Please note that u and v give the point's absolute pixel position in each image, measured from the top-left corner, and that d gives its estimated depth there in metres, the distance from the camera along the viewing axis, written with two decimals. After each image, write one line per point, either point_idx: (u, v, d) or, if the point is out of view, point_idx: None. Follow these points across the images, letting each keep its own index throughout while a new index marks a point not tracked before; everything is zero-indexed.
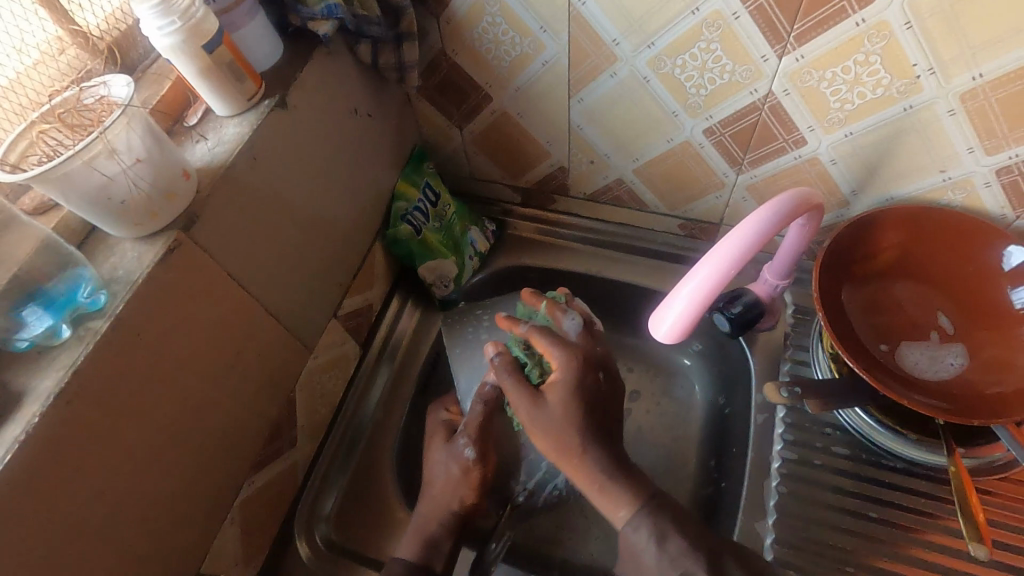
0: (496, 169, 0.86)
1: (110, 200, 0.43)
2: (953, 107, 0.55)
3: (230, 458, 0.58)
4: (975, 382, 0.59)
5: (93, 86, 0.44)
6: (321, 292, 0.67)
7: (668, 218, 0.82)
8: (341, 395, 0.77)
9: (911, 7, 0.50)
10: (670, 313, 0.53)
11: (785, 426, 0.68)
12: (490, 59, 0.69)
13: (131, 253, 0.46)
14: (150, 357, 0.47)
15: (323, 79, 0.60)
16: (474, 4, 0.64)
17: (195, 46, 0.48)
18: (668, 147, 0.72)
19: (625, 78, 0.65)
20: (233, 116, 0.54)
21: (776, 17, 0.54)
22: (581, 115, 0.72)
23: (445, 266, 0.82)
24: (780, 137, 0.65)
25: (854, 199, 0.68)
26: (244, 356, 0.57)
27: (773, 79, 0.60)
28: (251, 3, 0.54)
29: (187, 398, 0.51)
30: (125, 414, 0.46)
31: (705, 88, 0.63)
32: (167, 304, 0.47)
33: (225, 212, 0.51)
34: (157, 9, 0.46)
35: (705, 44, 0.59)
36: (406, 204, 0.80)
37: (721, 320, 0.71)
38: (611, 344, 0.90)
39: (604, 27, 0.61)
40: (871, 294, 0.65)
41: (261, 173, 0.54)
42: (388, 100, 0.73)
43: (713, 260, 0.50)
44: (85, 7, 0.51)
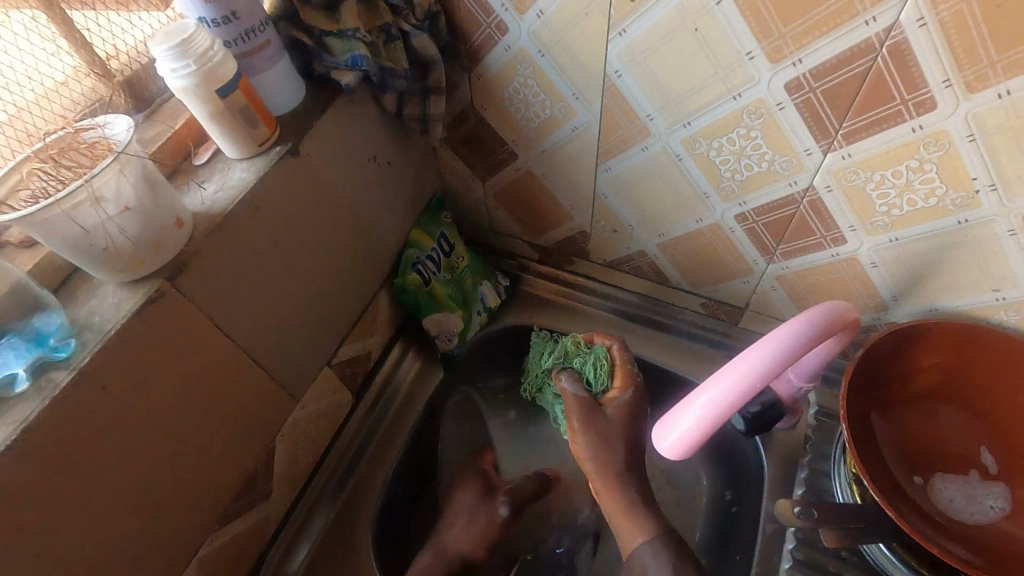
0: (515, 225, 0.83)
1: (91, 246, 0.41)
2: (1014, 228, 0.50)
3: (192, 516, 0.54)
4: (1015, 535, 0.52)
5: (91, 127, 0.42)
6: (317, 342, 0.65)
7: (690, 296, 0.78)
8: (326, 444, 0.74)
9: (976, 120, 0.45)
10: (666, 430, 0.50)
11: (795, 542, 0.63)
12: (519, 118, 0.67)
13: (112, 297, 0.44)
14: (112, 413, 0.43)
15: (341, 128, 0.58)
16: (506, 64, 0.61)
17: (209, 90, 0.47)
18: (695, 228, 0.68)
19: (656, 153, 0.62)
20: (241, 159, 0.52)
21: (825, 113, 0.50)
22: (608, 184, 0.69)
23: (451, 321, 0.79)
24: (818, 233, 0.61)
25: (894, 306, 0.63)
26: (224, 409, 0.54)
27: (815, 174, 0.55)
28: (275, 48, 0.52)
29: (153, 454, 0.48)
30: (76, 473, 0.42)
31: (741, 173, 0.59)
32: (137, 356, 0.44)
33: (216, 262, 0.49)
34: (173, 52, 0.45)
35: (745, 130, 0.55)
36: (418, 252, 0.77)
37: (735, 417, 0.66)
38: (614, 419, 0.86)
39: (639, 101, 0.58)
40: (906, 417, 0.59)
41: (262, 221, 0.52)
42: (409, 149, 0.71)
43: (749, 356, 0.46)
44: (106, 38, 0.50)
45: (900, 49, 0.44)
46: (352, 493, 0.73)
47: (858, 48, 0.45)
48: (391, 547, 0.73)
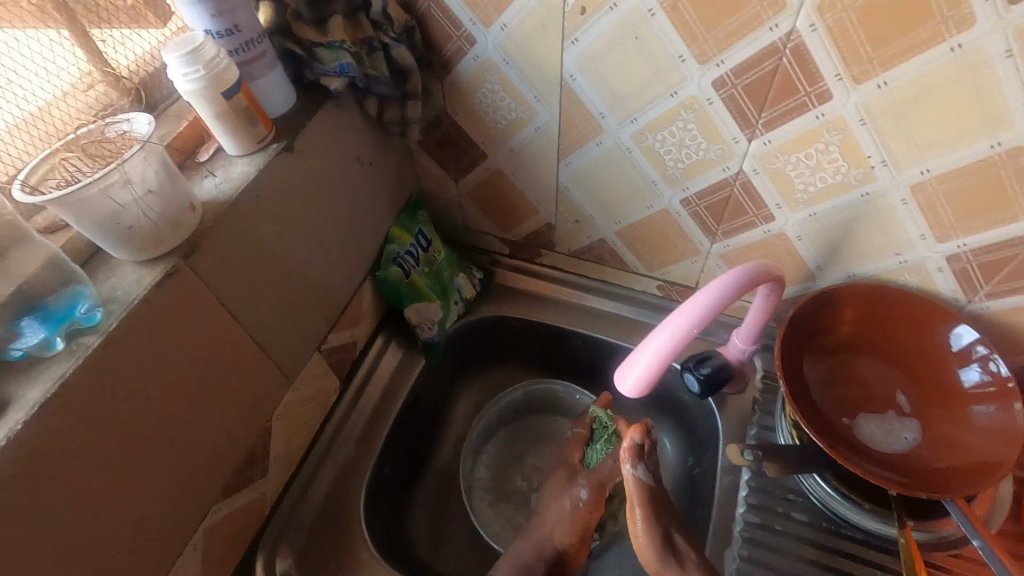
0: (487, 222, 0.91)
1: (118, 225, 0.46)
2: (905, 197, 0.60)
3: (199, 485, 0.58)
4: (926, 458, 0.61)
5: (117, 122, 0.48)
6: (309, 327, 0.70)
7: (647, 279, 0.86)
8: (317, 428, 0.79)
9: (864, 107, 0.55)
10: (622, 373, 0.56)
11: (749, 489, 0.71)
12: (487, 120, 0.75)
13: (131, 274, 0.49)
14: (134, 377, 0.48)
15: (330, 129, 0.65)
16: (475, 72, 0.69)
17: (215, 92, 0.53)
18: (647, 214, 0.77)
19: (609, 148, 0.71)
20: (242, 155, 0.58)
21: (746, 105, 0.60)
22: (569, 178, 0.77)
23: (431, 310, 0.85)
24: (750, 212, 0.70)
25: (819, 274, 0.73)
26: (228, 382, 0.59)
27: (743, 159, 0.65)
28: (271, 57, 0.58)
29: (167, 420, 0.53)
30: (103, 431, 0.47)
31: (683, 162, 0.68)
32: (157, 327, 0.49)
33: (223, 245, 0.54)
34: (184, 59, 0.51)
35: (683, 123, 0.64)
36: (398, 248, 0.83)
37: (690, 380, 0.74)
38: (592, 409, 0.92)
39: (592, 101, 0.67)
40: (834, 368, 0.68)
41: (262, 210, 0.58)
42: (389, 151, 0.78)
43: (710, 291, 0.53)
44: (119, 50, 0.56)
45: (800, 50, 0.54)
46: (343, 474, 0.77)
47: (767, 49, 0.55)
48: (382, 522, 0.78)
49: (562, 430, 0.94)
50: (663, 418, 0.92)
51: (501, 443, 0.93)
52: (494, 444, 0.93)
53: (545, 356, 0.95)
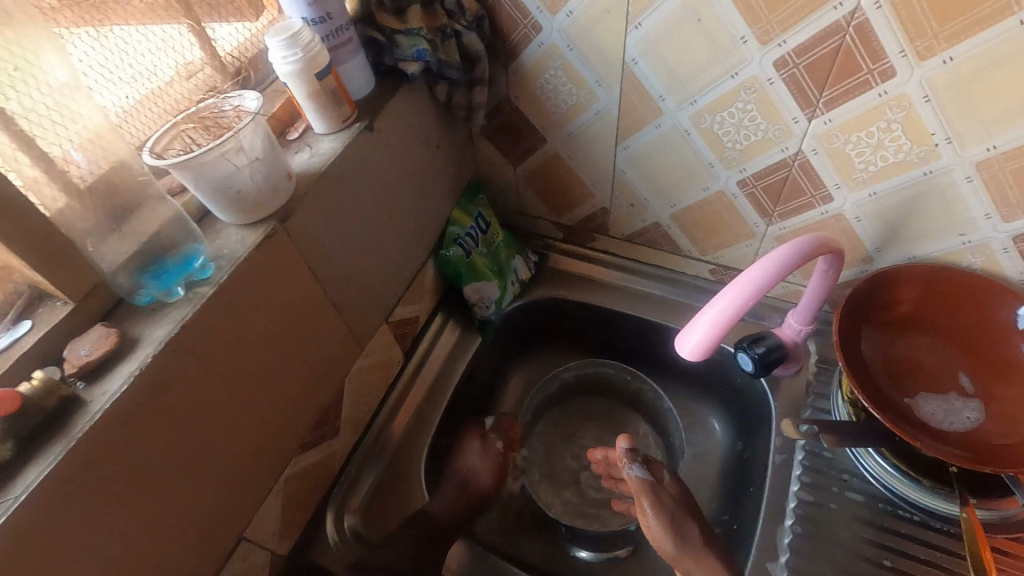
0: (542, 206, 0.94)
1: (229, 188, 0.52)
2: (970, 174, 0.61)
3: (283, 435, 0.64)
4: (988, 435, 0.61)
5: (228, 97, 0.54)
6: (380, 298, 0.75)
7: (700, 263, 0.88)
8: (382, 396, 0.84)
9: (929, 83, 0.56)
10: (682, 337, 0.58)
11: (802, 468, 0.72)
12: (548, 105, 0.78)
13: (236, 235, 0.55)
14: (238, 327, 0.54)
15: (404, 111, 0.70)
16: (539, 58, 0.73)
17: (309, 73, 0.58)
18: (703, 196, 0.79)
19: (667, 130, 0.73)
20: (328, 133, 0.64)
21: (806, 84, 0.61)
22: (626, 161, 0.80)
23: (488, 289, 0.89)
24: (808, 193, 0.71)
25: (877, 256, 0.73)
26: (311, 342, 0.64)
27: (803, 139, 0.66)
28: (354, 43, 0.64)
29: (260, 371, 0.58)
30: (212, 374, 0.52)
31: (741, 143, 0.70)
32: (257, 283, 0.54)
33: (312, 214, 0.59)
34: (284, 42, 0.56)
35: (742, 104, 0.66)
36: (458, 229, 0.88)
37: (745, 358, 0.76)
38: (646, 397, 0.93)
39: (652, 84, 0.69)
40: (892, 346, 0.68)
41: (346, 183, 0.63)
42: (453, 135, 0.82)
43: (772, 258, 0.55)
44: (223, 37, 0.62)
45: (864, 28, 0.55)
46: (405, 439, 0.83)
47: (830, 28, 0.56)
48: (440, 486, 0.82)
49: (612, 408, 0.96)
50: (712, 402, 0.93)
51: (553, 420, 0.96)
52: (546, 421, 0.96)
53: (596, 338, 0.98)
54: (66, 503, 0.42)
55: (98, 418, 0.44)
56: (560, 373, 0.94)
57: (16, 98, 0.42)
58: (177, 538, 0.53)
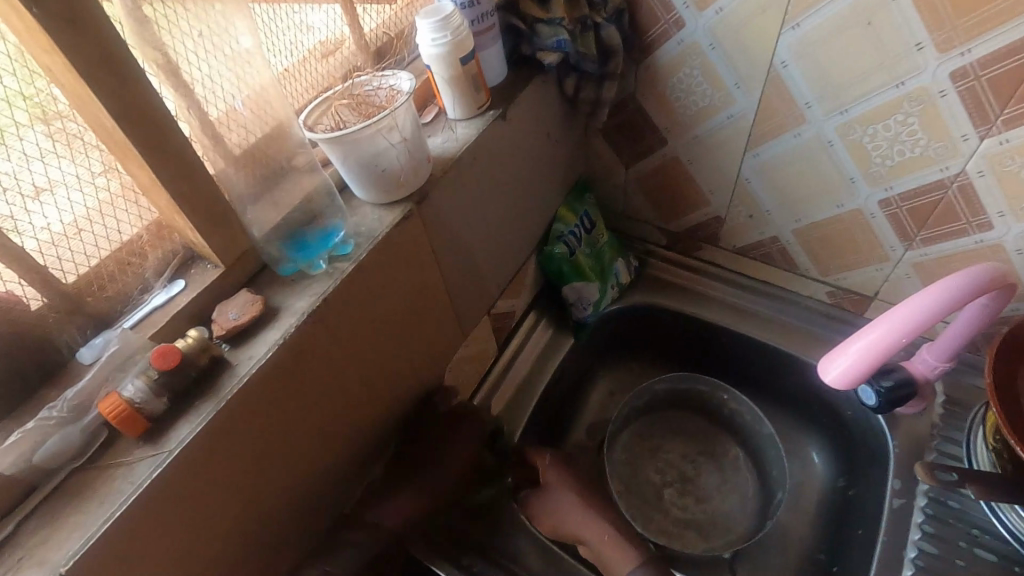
0: (650, 210, 0.91)
1: (375, 166, 0.52)
2: None
3: (389, 415, 0.64)
4: None
5: (380, 76, 0.54)
6: (487, 288, 0.75)
7: (818, 284, 0.83)
8: (475, 387, 0.83)
9: None
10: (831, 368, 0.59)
11: (924, 517, 0.67)
12: (677, 106, 0.75)
13: (373, 214, 0.55)
14: (369, 305, 0.54)
15: (534, 102, 0.69)
16: (677, 55, 0.70)
17: (455, 57, 0.58)
18: (836, 213, 0.74)
19: (808, 139, 0.69)
20: (462, 119, 0.63)
21: (987, 99, 0.56)
22: (753, 169, 0.76)
23: (588, 290, 0.87)
24: (964, 219, 0.65)
25: None
26: (425, 326, 0.64)
27: (970, 159, 0.60)
28: (496, 30, 0.63)
29: (380, 351, 0.58)
30: (343, 349, 0.53)
31: (893, 158, 0.65)
32: (391, 263, 0.55)
33: (443, 198, 0.59)
34: (436, 24, 0.56)
35: (903, 117, 0.61)
36: (564, 227, 0.86)
37: (868, 390, 0.70)
38: (741, 419, 0.88)
39: (800, 90, 0.65)
40: None
41: (476, 171, 0.63)
42: (572, 130, 0.81)
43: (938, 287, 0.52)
44: (369, 14, 0.63)
45: None
46: None
47: None
48: None
49: (703, 426, 0.92)
50: (814, 432, 0.88)
51: (638, 432, 0.93)
52: (631, 431, 0.92)
53: (692, 352, 0.94)
54: (210, 461, 0.43)
55: (244, 382, 0.44)
56: (652, 386, 0.91)
57: (200, 63, 0.43)
58: (290, 505, 0.54)
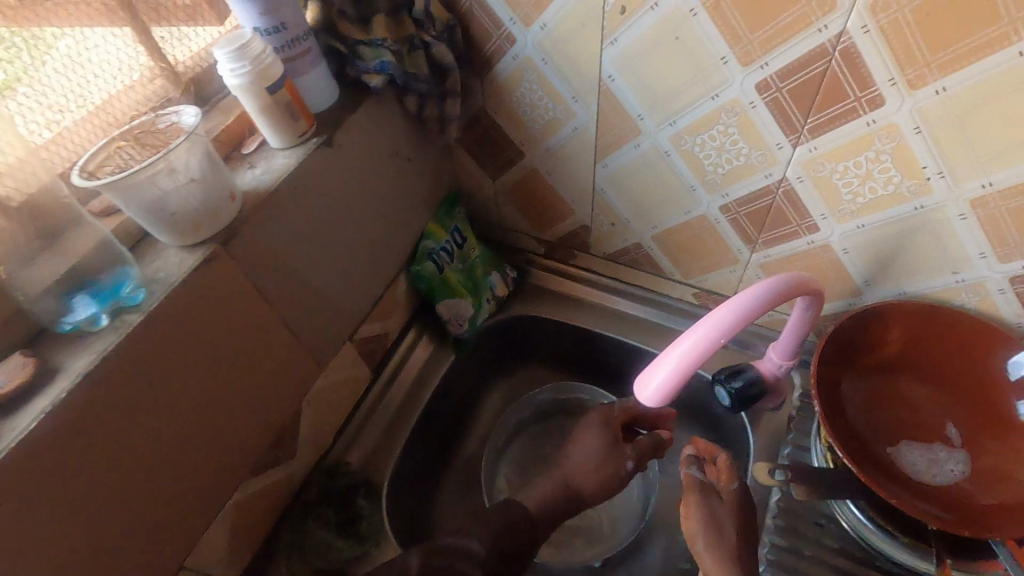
0: (523, 220, 0.91)
1: (163, 211, 0.49)
2: (964, 212, 0.56)
3: (229, 460, 0.61)
4: (969, 493, 0.57)
5: (166, 113, 0.51)
6: (343, 315, 0.72)
7: (684, 286, 0.84)
8: (348, 414, 0.80)
9: (920, 114, 0.52)
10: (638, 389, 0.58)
11: (776, 510, 0.68)
12: (526, 119, 0.75)
13: (174, 257, 0.52)
14: (169, 354, 0.51)
15: (368, 125, 0.67)
16: (514, 70, 0.69)
17: (260, 87, 0.55)
18: (685, 219, 0.75)
19: (646, 150, 0.69)
20: (283, 148, 0.61)
21: (791, 110, 0.57)
22: (606, 180, 0.76)
23: (462, 306, 0.86)
24: (793, 222, 0.67)
25: (867, 290, 0.69)
26: (261, 364, 0.61)
27: (787, 166, 0.62)
28: (314, 54, 0.61)
29: (202, 398, 0.56)
30: (142, 401, 0.50)
31: (722, 167, 0.66)
32: (194, 310, 0.52)
33: (260, 233, 0.57)
34: (232, 54, 0.53)
35: (723, 127, 0.62)
36: (433, 243, 0.85)
37: (721, 392, 0.72)
38: None
39: (630, 103, 0.65)
40: (875, 390, 0.64)
41: (301, 202, 0.60)
42: (428, 148, 0.79)
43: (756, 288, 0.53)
44: (175, 45, 0.59)
45: (850, 52, 0.51)
46: (369, 459, 0.80)
47: (814, 52, 0.52)
48: (404, 510, 0.80)
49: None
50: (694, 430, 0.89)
51: (528, 441, 0.92)
52: (520, 442, 0.92)
53: (575, 359, 0.95)
54: None
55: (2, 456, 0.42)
56: (533, 397, 0.92)
57: None
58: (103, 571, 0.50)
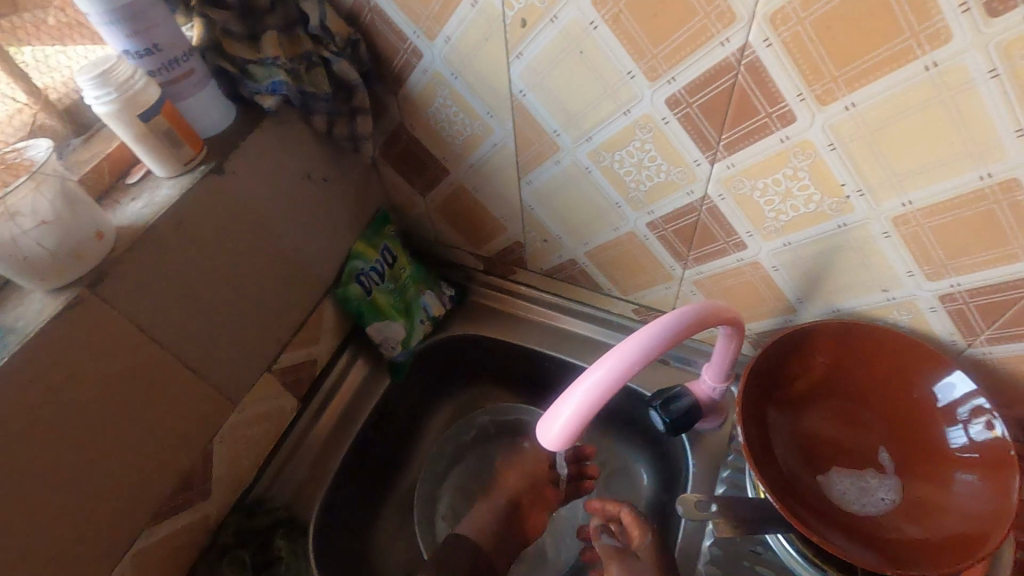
0: (458, 236, 0.87)
1: (12, 256, 0.47)
2: (887, 230, 0.53)
3: (126, 511, 0.57)
4: (897, 526, 0.54)
5: (13, 151, 0.49)
6: (257, 348, 0.68)
7: (623, 302, 0.81)
8: (273, 446, 0.77)
9: (833, 130, 0.49)
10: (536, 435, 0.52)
11: (712, 538, 0.65)
12: (444, 135, 0.71)
13: (36, 303, 0.49)
14: (33, 409, 0.47)
15: (268, 148, 0.63)
16: (425, 86, 0.66)
17: (130, 115, 0.51)
18: (614, 236, 0.71)
19: (567, 166, 0.66)
20: (169, 177, 0.57)
21: (704, 126, 0.54)
22: (532, 196, 0.73)
23: (393, 329, 0.82)
24: (720, 239, 0.64)
25: (801, 307, 0.66)
26: (156, 409, 0.58)
27: (707, 183, 0.59)
28: (200, 76, 0.57)
29: (80, 451, 0.52)
30: (3, 462, 0.46)
31: (644, 184, 0.63)
32: (61, 358, 0.48)
33: (139, 272, 0.53)
34: (94, 81, 0.49)
35: (639, 143, 0.59)
36: (362, 264, 0.80)
37: (656, 419, 0.69)
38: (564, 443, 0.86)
39: (544, 118, 0.62)
40: (804, 415, 0.61)
41: (189, 234, 0.57)
42: (347, 166, 0.75)
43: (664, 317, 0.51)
44: (45, 70, 0.56)
45: (756, 67, 0.48)
46: (297, 494, 0.77)
47: (719, 66, 0.49)
48: (336, 546, 0.76)
49: None
50: (639, 447, 0.84)
51: (471, 465, 0.89)
52: (463, 466, 0.89)
53: (518, 378, 0.91)
54: None
55: None
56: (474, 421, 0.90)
57: None
58: None
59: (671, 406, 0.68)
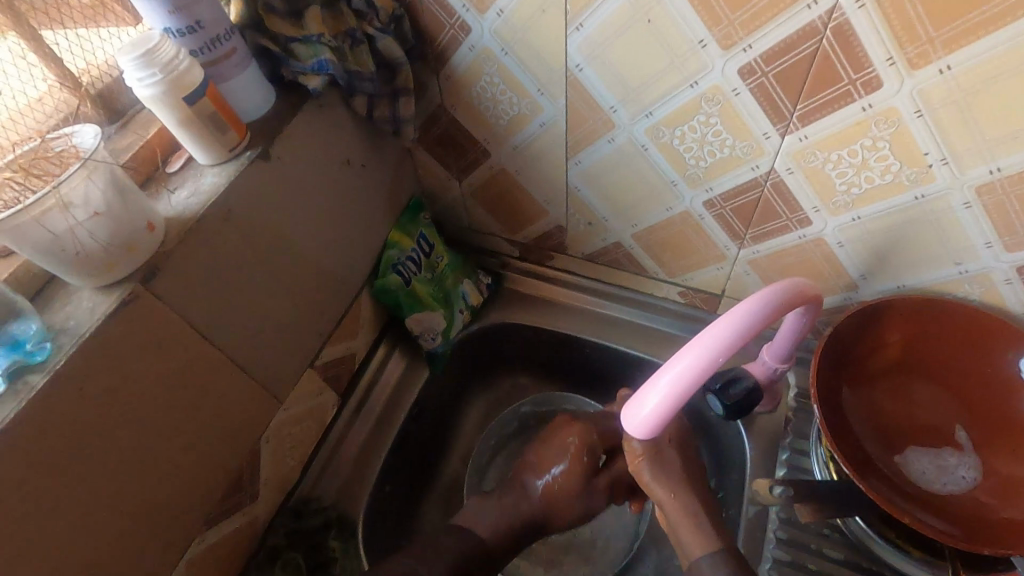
0: (494, 222, 0.84)
1: (63, 250, 0.44)
2: (969, 200, 0.51)
3: (179, 516, 0.55)
4: (983, 504, 0.53)
5: (59, 137, 0.45)
6: (301, 343, 0.65)
7: (669, 285, 0.79)
8: (315, 445, 0.74)
9: (922, 96, 0.46)
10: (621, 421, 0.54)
11: (778, 522, 0.62)
12: (488, 116, 0.68)
13: (87, 302, 0.46)
14: (87, 416, 0.45)
15: (310, 132, 0.60)
16: (471, 63, 0.63)
17: (175, 98, 0.48)
18: (666, 216, 0.69)
19: (621, 144, 0.63)
20: (213, 164, 0.54)
21: (779, 96, 0.52)
22: (579, 177, 0.70)
23: (433, 320, 0.80)
24: (783, 215, 0.62)
25: (864, 284, 0.64)
26: (207, 409, 0.55)
27: (775, 157, 0.57)
28: (242, 56, 0.53)
29: (135, 455, 0.49)
30: (58, 473, 0.43)
31: (705, 160, 0.60)
32: (116, 358, 0.46)
33: (188, 264, 0.50)
34: (139, 61, 0.46)
35: (705, 117, 0.56)
36: (398, 253, 0.78)
37: (714, 401, 0.66)
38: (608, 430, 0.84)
39: (600, 93, 0.59)
40: (875, 394, 0.60)
41: (235, 224, 0.53)
42: (384, 151, 0.72)
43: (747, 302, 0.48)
44: (74, 51, 0.52)
45: (843, 30, 0.45)
46: (341, 492, 0.74)
47: (803, 30, 0.47)
48: (383, 545, 0.74)
49: None
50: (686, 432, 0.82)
51: (512, 456, 0.87)
52: (505, 457, 0.87)
53: (557, 366, 0.89)
54: None
55: None
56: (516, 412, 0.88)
57: None
58: None
59: (729, 387, 0.66)
